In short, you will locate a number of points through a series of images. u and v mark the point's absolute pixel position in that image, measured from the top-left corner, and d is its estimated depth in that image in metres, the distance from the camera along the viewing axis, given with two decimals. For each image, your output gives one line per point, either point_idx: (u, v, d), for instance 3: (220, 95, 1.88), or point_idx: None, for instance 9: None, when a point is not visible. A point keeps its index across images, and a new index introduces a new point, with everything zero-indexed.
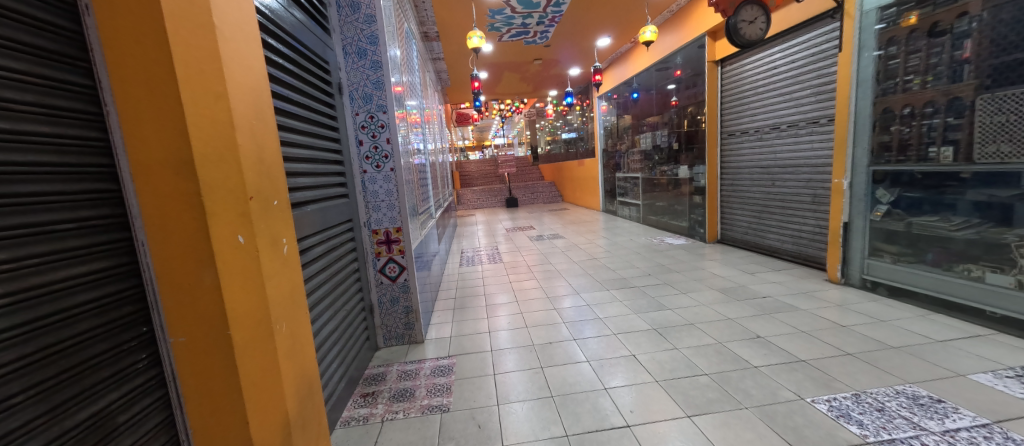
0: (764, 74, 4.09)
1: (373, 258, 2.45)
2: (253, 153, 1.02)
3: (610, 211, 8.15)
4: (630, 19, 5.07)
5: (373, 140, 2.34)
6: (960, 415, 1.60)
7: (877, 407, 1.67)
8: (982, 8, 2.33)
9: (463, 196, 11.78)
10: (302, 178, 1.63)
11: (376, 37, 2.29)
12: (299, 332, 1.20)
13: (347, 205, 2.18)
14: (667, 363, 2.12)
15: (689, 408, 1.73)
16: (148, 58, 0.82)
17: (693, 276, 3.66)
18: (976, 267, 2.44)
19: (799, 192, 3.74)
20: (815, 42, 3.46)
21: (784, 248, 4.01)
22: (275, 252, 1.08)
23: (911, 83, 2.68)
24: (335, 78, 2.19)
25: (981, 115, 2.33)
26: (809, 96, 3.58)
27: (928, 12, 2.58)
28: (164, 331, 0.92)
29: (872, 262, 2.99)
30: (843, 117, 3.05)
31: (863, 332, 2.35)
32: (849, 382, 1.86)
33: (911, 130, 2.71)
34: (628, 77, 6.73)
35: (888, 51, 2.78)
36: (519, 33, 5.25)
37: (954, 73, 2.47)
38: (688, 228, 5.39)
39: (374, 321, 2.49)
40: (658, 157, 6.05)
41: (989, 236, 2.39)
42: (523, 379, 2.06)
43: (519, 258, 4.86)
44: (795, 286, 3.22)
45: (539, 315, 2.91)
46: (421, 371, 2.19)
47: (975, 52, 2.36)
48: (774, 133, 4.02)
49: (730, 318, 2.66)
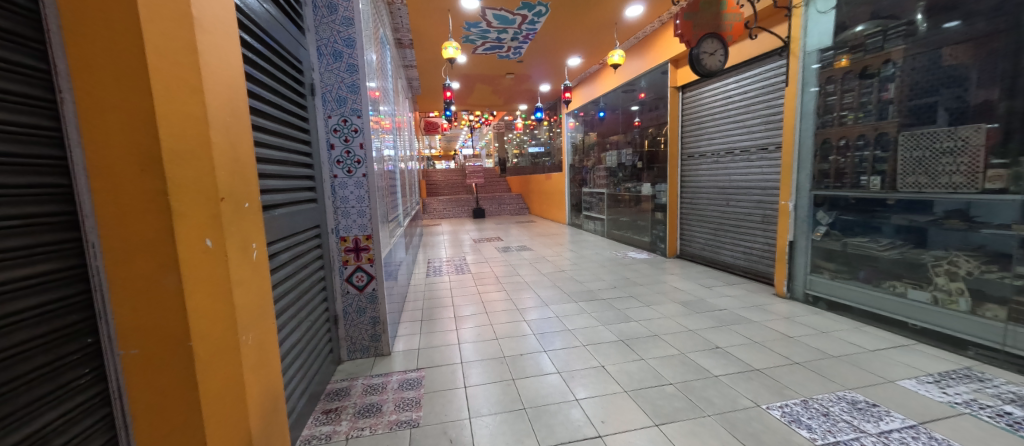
0: (721, 102, 4.40)
1: (340, 266, 2.34)
2: (226, 151, 0.95)
3: (575, 224, 8.35)
4: (600, 42, 5.30)
5: (345, 145, 2.27)
6: (892, 417, 1.76)
7: (823, 412, 1.81)
8: (902, 57, 2.66)
9: (430, 205, 11.67)
10: (272, 180, 1.54)
11: (353, 40, 2.23)
12: (265, 345, 1.12)
13: (316, 210, 2.08)
14: (635, 374, 2.18)
15: (658, 417, 1.79)
16: (118, 47, 0.76)
17: (656, 288, 3.82)
18: (901, 283, 2.74)
19: (750, 212, 4.03)
20: (765, 76, 3.79)
21: (736, 263, 4.28)
22: (245, 257, 1.01)
23: (846, 117, 3.00)
24: (308, 78, 2.10)
25: (903, 150, 2.64)
26: (759, 124, 3.90)
27: (859, 57, 2.91)
28: (113, 342, 0.83)
29: (813, 278, 3.25)
30: (790, 146, 3.34)
31: (808, 343, 2.55)
32: (798, 389, 2.00)
33: (846, 160, 3.02)
34: (595, 96, 7.00)
35: (827, 88, 3.09)
36: (492, 47, 5.33)
37: (881, 111, 2.80)
38: (650, 243, 5.63)
39: (338, 332, 2.37)
40: (622, 174, 6.30)
41: (910, 256, 2.70)
42: (494, 392, 2.03)
43: (487, 269, 4.83)
44: (747, 299, 3.45)
45: (507, 327, 2.91)
46: (388, 384, 2.11)
47: (897, 94, 2.70)
48: (728, 156, 4.32)
49: (691, 329, 2.78)
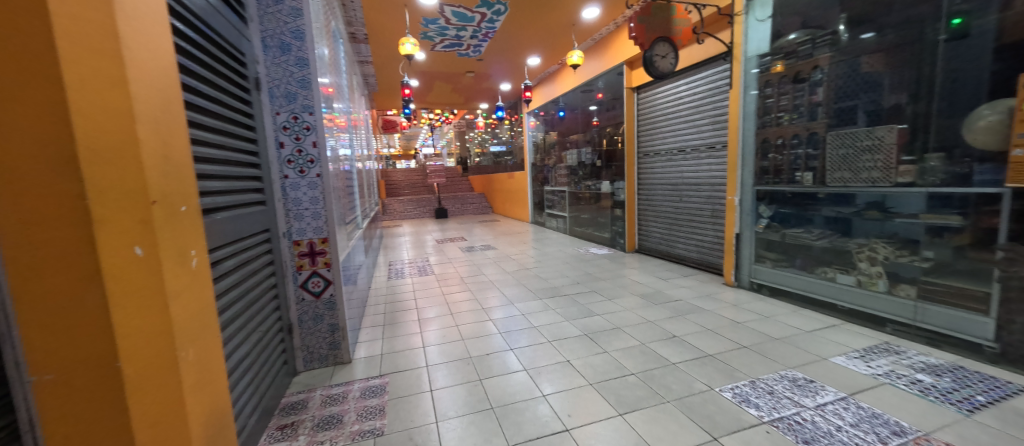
0: (672, 103, 4.62)
1: (293, 272, 2.21)
2: (158, 150, 0.86)
3: (538, 223, 8.44)
4: (558, 42, 5.38)
5: (296, 143, 2.14)
6: (826, 391, 1.93)
7: (769, 390, 1.95)
8: (828, 63, 2.93)
9: (390, 206, 11.33)
10: (214, 182, 1.43)
11: (302, 32, 2.11)
12: (209, 361, 1.03)
13: (265, 213, 1.95)
14: (599, 366, 2.24)
15: (621, 407, 1.85)
16: (21, 32, 0.68)
17: (616, 283, 3.95)
18: (830, 269, 3.02)
19: (701, 207, 4.27)
20: (711, 78, 4.01)
21: (689, 256, 4.51)
22: (183, 266, 0.92)
23: (783, 118, 3.25)
24: (252, 72, 1.96)
25: (831, 148, 2.89)
26: (707, 123, 4.13)
27: (792, 63, 3.17)
28: (22, 369, 0.72)
29: (757, 267, 3.49)
30: (734, 144, 3.56)
31: (754, 327, 2.74)
32: (746, 371, 2.14)
33: (783, 158, 3.27)
34: (555, 96, 7.11)
35: (765, 91, 3.33)
36: (452, 45, 5.26)
37: (811, 113, 3.06)
38: (610, 239, 5.80)
39: (293, 342, 2.24)
40: (582, 172, 6.45)
41: (839, 244, 2.98)
42: (461, 394, 2.01)
43: (451, 270, 4.77)
44: (700, 289, 3.65)
45: (473, 327, 2.89)
46: (349, 394, 2.02)
47: (825, 97, 2.96)
48: (680, 154, 4.55)
49: (649, 321, 2.90)
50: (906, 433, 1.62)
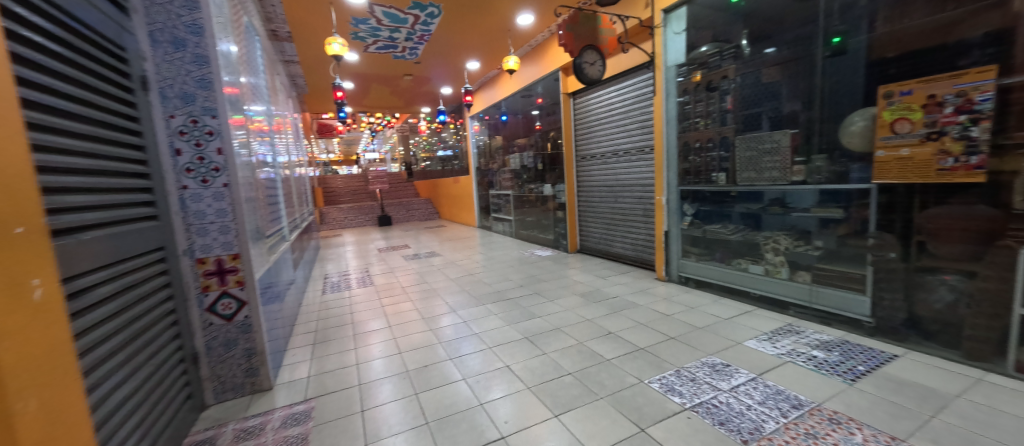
0: (604, 109, 4.83)
1: (196, 294, 1.96)
2: None
3: (484, 227, 8.42)
4: (495, 48, 5.42)
5: (195, 150, 1.90)
6: (740, 373, 2.11)
7: (691, 378, 2.09)
8: (735, 74, 3.24)
9: (327, 214, 10.66)
10: (77, 196, 1.22)
11: (200, 26, 1.90)
12: (62, 411, 0.85)
13: (157, 230, 1.71)
14: (537, 369, 2.26)
15: (557, 408, 1.87)
16: None
17: (559, 283, 4.03)
18: (743, 260, 3.34)
19: (634, 207, 4.50)
20: (637, 86, 4.25)
21: (626, 254, 4.74)
22: (17, 300, 0.75)
23: (699, 123, 3.52)
24: (136, 69, 1.72)
25: (739, 151, 3.19)
26: (636, 128, 4.37)
27: (705, 73, 3.45)
28: None
29: (684, 261, 3.76)
30: (660, 147, 3.79)
31: (682, 319, 2.92)
32: (674, 361, 2.28)
33: (701, 160, 3.55)
34: (495, 100, 7.15)
35: (684, 99, 3.60)
36: (385, 46, 5.09)
37: (722, 119, 3.36)
38: (553, 240, 5.93)
39: (200, 373, 1.99)
40: (525, 175, 6.54)
41: (750, 237, 3.29)
42: (397, 411, 1.91)
43: (394, 279, 4.58)
44: (635, 285, 3.84)
45: (413, 339, 2.78)
46: (268, 425, 1.84)
47: (734, 105, 3.26)
48: (614, 158, 4.77)
49: (587, 319, 2.99)
50: (803, 405, 1.81)
